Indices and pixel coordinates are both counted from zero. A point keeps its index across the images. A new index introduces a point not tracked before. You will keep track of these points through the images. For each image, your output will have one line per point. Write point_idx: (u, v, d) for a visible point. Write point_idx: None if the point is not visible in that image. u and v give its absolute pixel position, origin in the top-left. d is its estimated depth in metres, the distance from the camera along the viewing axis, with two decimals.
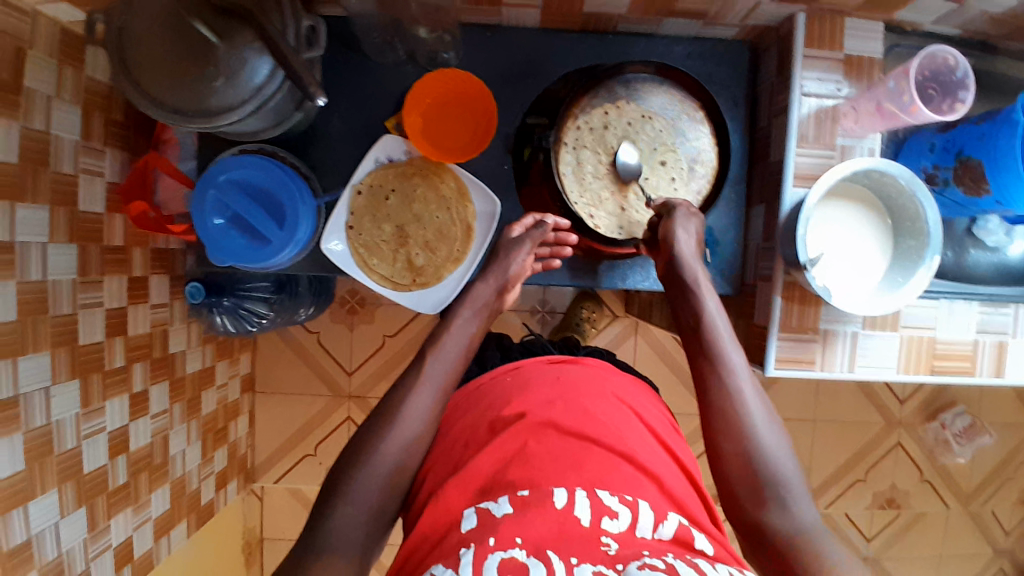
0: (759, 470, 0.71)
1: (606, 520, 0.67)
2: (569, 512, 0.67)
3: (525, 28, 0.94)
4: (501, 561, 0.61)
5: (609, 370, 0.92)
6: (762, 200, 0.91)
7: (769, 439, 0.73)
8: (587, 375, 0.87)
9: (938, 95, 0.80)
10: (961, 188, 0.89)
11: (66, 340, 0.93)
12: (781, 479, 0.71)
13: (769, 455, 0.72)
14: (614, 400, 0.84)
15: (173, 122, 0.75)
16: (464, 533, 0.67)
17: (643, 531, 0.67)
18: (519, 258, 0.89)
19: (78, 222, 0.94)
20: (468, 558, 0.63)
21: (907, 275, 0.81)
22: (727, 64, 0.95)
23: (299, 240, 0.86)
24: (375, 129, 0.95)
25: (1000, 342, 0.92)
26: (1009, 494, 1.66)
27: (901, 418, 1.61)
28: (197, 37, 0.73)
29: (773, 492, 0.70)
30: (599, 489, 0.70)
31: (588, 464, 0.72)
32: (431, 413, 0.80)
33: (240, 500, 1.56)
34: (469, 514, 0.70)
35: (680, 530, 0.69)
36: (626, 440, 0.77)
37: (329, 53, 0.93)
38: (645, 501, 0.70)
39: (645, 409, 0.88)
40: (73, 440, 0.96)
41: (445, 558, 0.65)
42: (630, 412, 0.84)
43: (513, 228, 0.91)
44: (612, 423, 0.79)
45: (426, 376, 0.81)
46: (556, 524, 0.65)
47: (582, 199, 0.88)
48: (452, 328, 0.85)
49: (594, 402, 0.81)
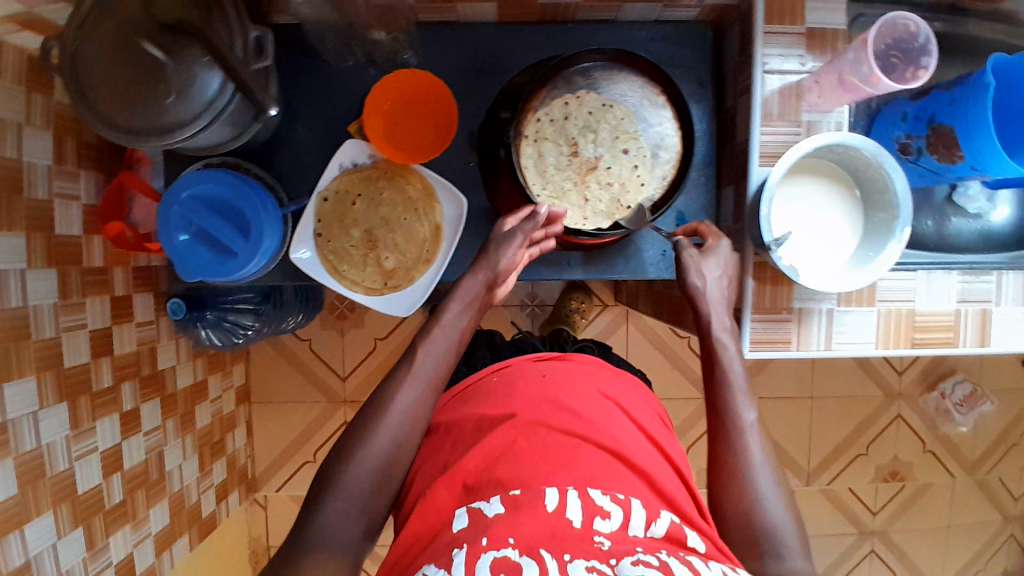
0: (754, 524, 0.70)
1: (598, 520, 0.66)
2: (560, 514, 0.66)
3: (484, 22, 0.93)
4: (494, 561, 0.61)
5: (598, 367, 0.91)
6: (732, 181, 0.90)
7: (767, 491, 0.72)
8: (571, 372, 0.86)
9: (901, 64, 0.78)
10: (934, 156, 0.88)
11: (51, 364, 0.94)
12: (776, 532, 0.69)
13: (766, 506, 0.71)
14: (598, 396, 0.83)
15: (130, 143, 0.74)
16: (455, 532, 0.68)
17: (635, 530, 0.67)
18: (509, 254, 0.83)
19: (55, 246, 0.95)
20: (460, 557, 0.62)
21: (877, 250, 0.79)
22: (692, 46, 0.93)
23: (267, 250, 0.87)
24: (339, 136, 0.95)
25: (982, 311, 0.91)
26: (1015, 460, 1.65)
27: (901, 389, 1.59)
28: (146, 57, 0.73)
29: (768, 546, 0.69)
30: (591, 488, 0.69)
31: (578, 463, 0.72)
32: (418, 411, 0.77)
33: (243, 510, 1.57)
34: (461, 514, 0.70)
35: (673, 528, 0.69)
36: (613, 437, 0.77)
37: (290, 61, 0.92)
38: (637, 499, 0.70)
39: (632, 404, 0.87)
40: (66, 461, 0.97)
41: (437, 558, 0.64)
42: (616, 407, 0.83)
43: (505, 220, 0.84)
44: (600, 420, 0.79)
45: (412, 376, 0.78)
46: (549, 525, 0.65)
47: (546, 191, 0.86)
48: (441, 323, 0.81)
49: (580, 401, 0.81)
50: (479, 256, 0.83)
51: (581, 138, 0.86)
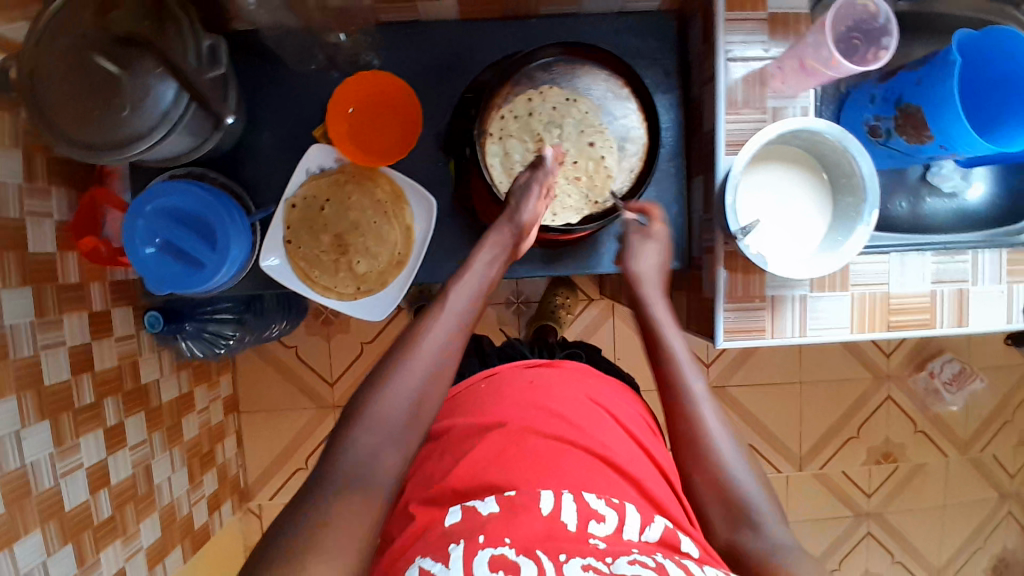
0: (732, 499, 0.68)
1: (593, 523, 0.66)
2: (555, 518, 0.65)
3: (446, 21, 0.92)
4: (491, 558, 0.60)
5: (586, 372, 0.90)
6: (701, 171, 0.90)
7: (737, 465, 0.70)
8: (560, 379, 0.86)
9: (862, 45, 0.77)
10: (903, 137, 0.87)
11: (30, 384, 0.93)
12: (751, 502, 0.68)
13: (739, 480, 0.69)
14: (586, 402, 0.83)
15: (90, 159, 0.73)
16: (448, 526, 0.66)
17: (630, 534, 0.66)
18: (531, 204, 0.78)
19: (30, 264, 0.94)
20: (457, 552, 0.61)
21: (846, 234, 0.79)
22: (656, 36, 0.92)
23: (234, 260, 0.87)
24: (306, 141, 0.94)
25: (958, 291, 0.90)
26: (1008, 436, 1.65)
27: (890, 371, 1.59)
28: (100, 72, 0.71)
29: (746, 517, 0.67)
30: (585, 492, 0.69)
31: (569, 468, 0.72)
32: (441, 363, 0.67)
33: (237, 520, 1.57)
34: (455, 510, 0.68)
35: (667, 532, 0.68)
36: (602, 442, 0.77)
37: (253, 68, 0.92)
38: (631, 504, 0.70)
39: (621, 410, 0.86)
40: (51, 479, 0.97)
41: (433, 551, 0.63)
42: (605, 414, 0.83)
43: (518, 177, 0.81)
44: (590, 426, 0.79)
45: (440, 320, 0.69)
46: (543, 527, 0.64)
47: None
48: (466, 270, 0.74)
49: (569, 406, 0.81)
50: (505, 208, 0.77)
51: (546, 134, 0.85)
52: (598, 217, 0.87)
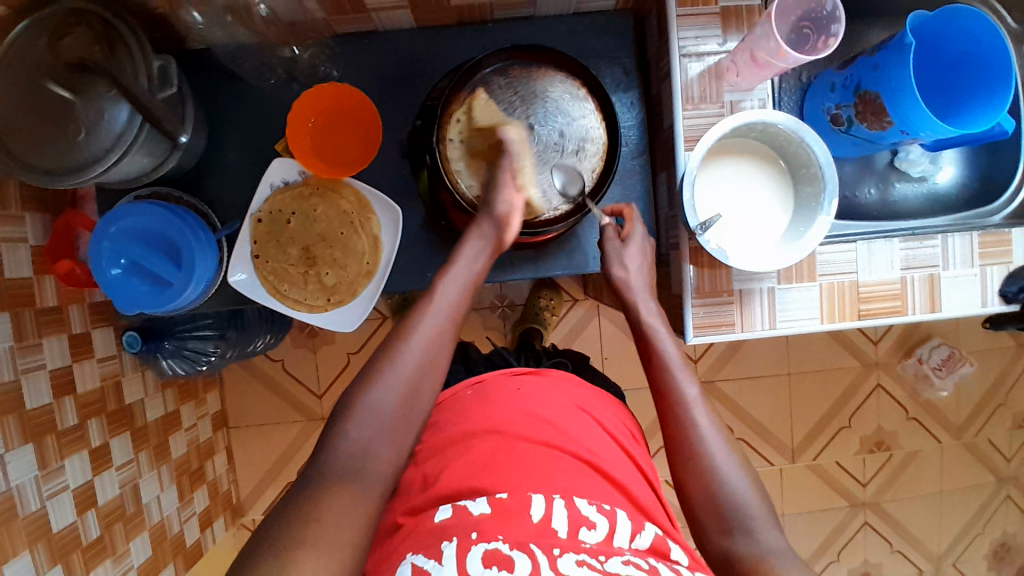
0: (720, 506, 0.68)
1: (584, 530, 0.64)
2: (546, 523, 0.64)
3: (403, 29, 0.93)
4: (484, 553, 0.60)
5: (571, 381, 0.87)
6: (665, 167, 0.90)
7: (729, 469, 0.70)
8: (546, 385, 0.84)
9: (812, 34, 0.78)
10: (865, 124, 0.86)
11: (11, 409, 0.94)
12: (741, 507, 0.68)
13: (731, 483, 0.69)
14: (574, 409, 0.81)
15: (48, 184, 0.73)
16: (438, 522, 0.66)
17: (620, 542, 0.65)
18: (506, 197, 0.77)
19: (6, 290, 0.94)
20: (450, 551, 0.61)
21: (807, 224, 0.79)
22: (614, 34, 0.93)
23: (200, 277, 0.87)
24: (270, 156, 0.95)
25: (929, 276, 0.89)
26: (1001, 419, 1.63)
27: (878, 359, 1.58)
28: (55, 99, 0.72)
29: (733, 523, 0.67)
30: (577, 497, 0.68)
31: (557, 474, 0.70)
32: (430, 357, 0.68)
33: (231, 536, 1.57)
34: (444, 508, 0.67)
35: (657, 540, 0.68)
36: (589, 448, 0.76)
37: (213, 86, 0.92)
38: (621, 511, 0.69)
39: (607, 416, 0.85)
40: (37, 502, 0.97)
41: (425, 547, 0.62)
42: (592, 421, 0.81)
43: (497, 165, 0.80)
44: (578, 433, 0.77)
45: (426, 316, 0.70)
46: (535, 529, 0.64)
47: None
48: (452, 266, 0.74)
49: (555, 411, 0.79)
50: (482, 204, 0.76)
51: (513, 127, 0.86)
52: (564, 217, 0.87)
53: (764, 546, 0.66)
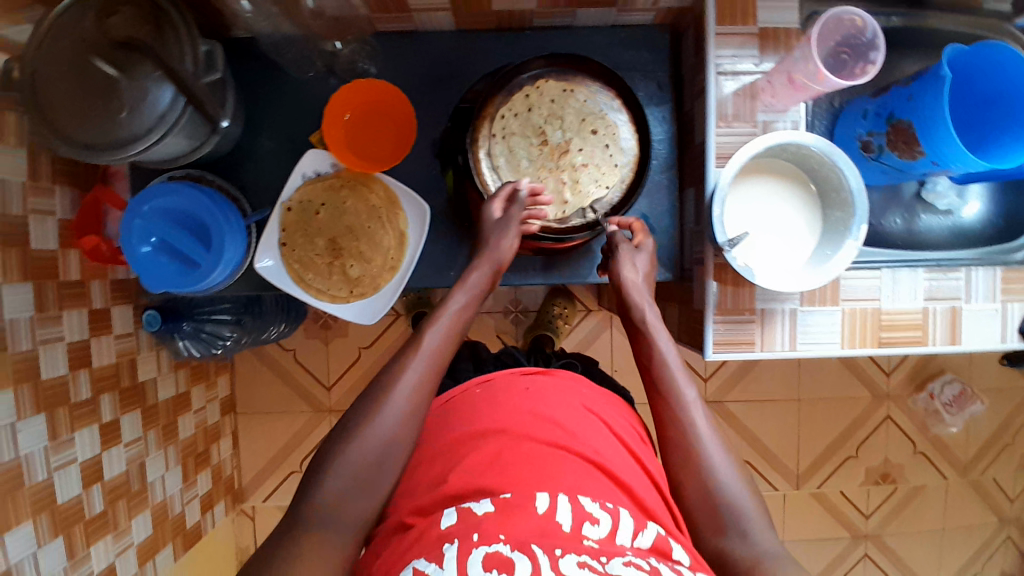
0: (715, 506, 0.67)
1: (587, 526, 0.63)
2: (550, 518, 0.63)
3: (442, 31, 0.94)
4: (485, 556, 0.58)
5: (579, 382, 0.87)
6: (693, 183, 0.91)
7: (723, 469, 0.69)
8: (557, 387, 0.83)
9: (850, 60, 0.78)
10: (895, 153, 0.87)
11: (27, 378, 0.95)
12: (737, 507, 0.67)
13: (726, 483, 0.68)
14: (582, 411, 0.80)
15: (87, 158, 0.75)
16: (444, 528, 0.63)
17: (622, 539, 0.63)
18: (508, 241, 0.79)
19: (31, 261, 0.95)
20: (451, 553, 0.60)
21: (835, 248, 0.79)
22: (650, 48, 0.94)
23: (229, 260, 0.88)
24: (303, 146, 0.96)
25: (951, 309, 0.89)
26: (1009, 460, 1.62)
27: (889, 391, 1.57)
28: (101, 75, 0.74)
29: (730, 523, 0.66)
30: (581, 495, 0.67)
31: (563, 471, 0.69)
32: (428, 374, 0.71)
33: (230, 521, 1.58)
34: (450, 512, 0.65)
35: (660, 540, 0.65)
36: (595, 449, 0.74)
37: (252, 74, 0.94)
38: (624, 509, 0.68)
39: (616, 421, 0.83)
40: (44, 472, 0.98)
41: (428, 551, 0.61)
42: (599, 422, 0.80)
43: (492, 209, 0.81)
44: (585, 434, 0.76)
45: (409, 366, 0.71)
46: (538, 526, 0.62)
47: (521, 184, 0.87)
48: (445, 310, 0.75)
49: (563, 413, 0.78)
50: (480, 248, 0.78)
51: (548, 126, 0.87)
52: (590, 226, 0.88)
53: (761, 547, 0.65)
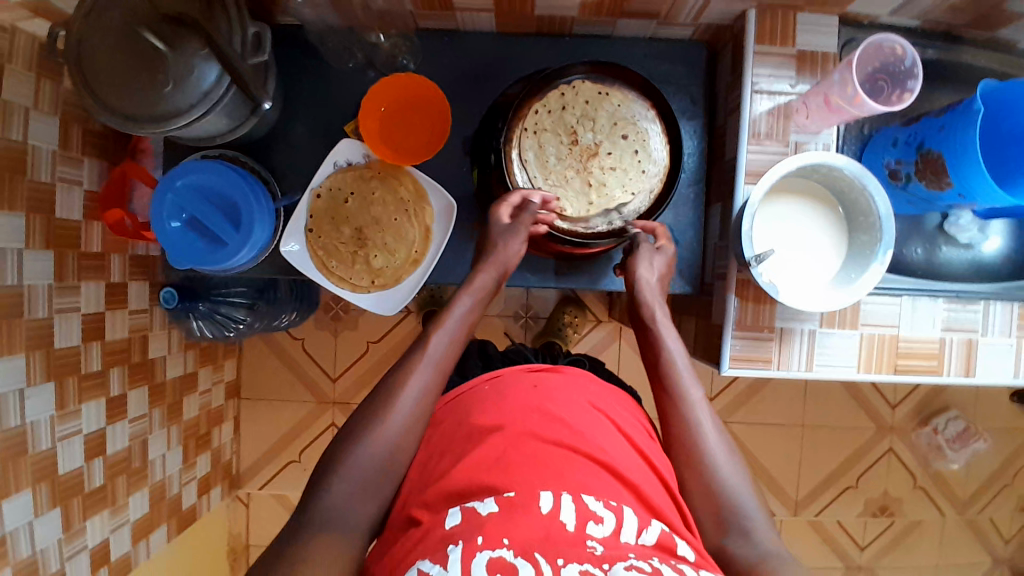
0: (717, 502, 0.70)
1: (591, 525, 0.61)
2: (554, 517, 0.61)
3: (483, 32, 0.95)
4: (489, 560, 0.56)
5: (588, 378, 0.84)
6: (720, 199, 0.92)
7: (726, 468, 0.72)
8: (565, 384, 0.80)
9: (887, 86, 0.80)
10: (922, 182, 0.87)
11: (42, 344, 0.93)
12: (739, 506, 0.70)
13: (728, 483, 0.71)
14: (588, 407, 0.77)
15: (127, 129, 0.76)
16: (448, 529, 0.61)
17: (627, 537, 0.61)
18: (515, 245, 0.84)
19: (54, 229, 0.94)
20: (456, 555, 0.57)
21: (860, 272, 0.80)
22: (685, 64, 0.96)
23: (255, 242, 0.88)
24: (337, 135, 0.97)
25: (967, 340, 0.89)
26: (1008, 501, 1.61)
27: (893, 423, 1.57)
28: (148, 47, 0.74)
29: (731, 521, 0.69)
30: (585, 494, 0.64)
31: (568, 468, 0.66)
32: (442, 363, 0.76)
33: (225, 506, 1.57)
34: (453, 512, 0.62)
35: (664, 536, 0.63)
36: (601, 448, 0.70)
37: (292, 61, 0.95)
38: (629, 507, 0.65)
39: (625, 419, 0.79)
40: (48, 441, 0.95)
41: (431, 553, 0.59)
42: (606, 419, 0.76)
43: (499, 213, 0.85)
44: (591, 432, 0.72)
45: (415, 372, 0.73)
46: (542, 528, 0.59)
47: (548, 182, 0.88)
48: (449, 315, 0.79)
49: (569, 411, 0.74)
50: (490, 252, 0.82)
51: (580, 126, 0.88)
52: (618, 233, 0.89)
53: (763, 546, 0.67)
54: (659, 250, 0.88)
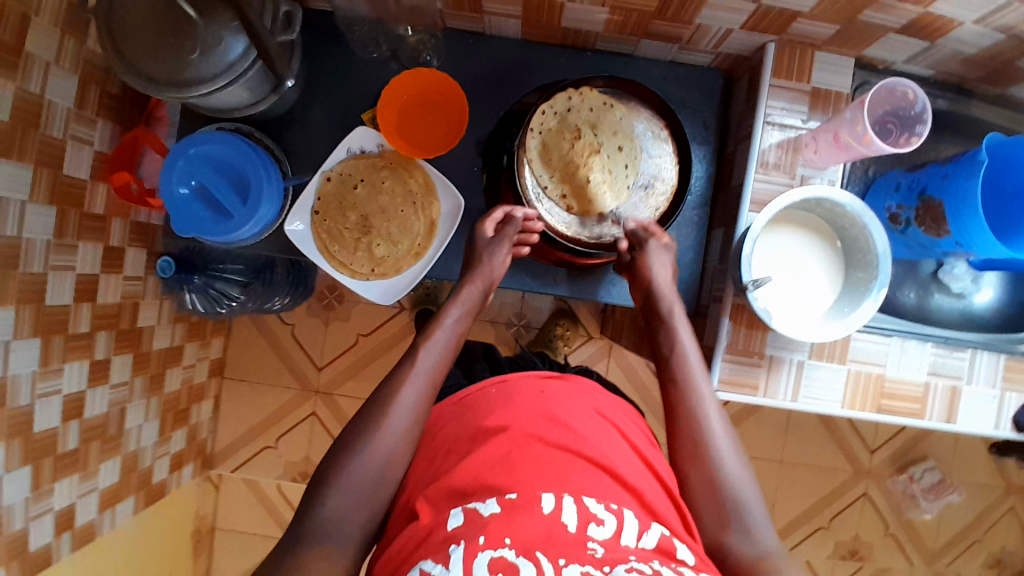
0: (719, 494, 0.71)
1: (592, 527, 0.61)
2: (556, 518, 0.61)
3: (508, 37, 0.97)
4: (490, 561, 0.56)
5: (596, 389, 0.84)
6: (723, 224, 0.93)
7: (730, 464, 0.73)
8: (569, 390, 0.80)
9: (895, 129, 0.82)
10: (921, 227, 0.90)
11: (33, 298, 0.92)
12: (741, 503, 0.70)
13: (732, 478, 0.72)
14: (593, 414, 0.77)
15: (149, 91, 0.76)
16: (450, 530, 0.61)
17: (627, 540, 0.61)
18: (500, 256, 0.87)
19: (60, 186, 0.94)
20: (458, 554, 0.57)
21: (854, 306, 0.81)
22: (701, 89, 0.98)
23: (260, 218, 0.89)
24: (354, 121, 0.98)
25: (950, 388, 0.91)
26: (976, 557, 1.62)
27: (870, 468, 1.58)
28: (180, 15, 0.75)
29: (733, 516, 0.70)
30: (586, 495, 0.64)
31: (568, 471, 0.66)
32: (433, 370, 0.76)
33: (195, 485, 1.55)
34: (456, 513, 0.63)
35: (664, 540, 0.62)
36: (602, 451, 0.71)
37: (317, 45, 0.96)
38: (630, 510, 0.65)
39: (630, 427, 0.80)
40: (27, 397, 0.93)
41: (433, 553, 0.59)
42: (613, 428, 0.77)
43: (484, 227, 0.88)
44: (594, 437, 0.72)
45: (408, 383, 0.74)
46: (543, 527, 0.60)
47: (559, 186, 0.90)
48: (441, 324, 0.80)
49: (575, 416, 0.75)
50: (475, 266, 0.85)
51: (589, 131, 0.90)
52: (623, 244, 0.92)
53: (760, 543, 0.68)
54: (665, 250, 0.88)
